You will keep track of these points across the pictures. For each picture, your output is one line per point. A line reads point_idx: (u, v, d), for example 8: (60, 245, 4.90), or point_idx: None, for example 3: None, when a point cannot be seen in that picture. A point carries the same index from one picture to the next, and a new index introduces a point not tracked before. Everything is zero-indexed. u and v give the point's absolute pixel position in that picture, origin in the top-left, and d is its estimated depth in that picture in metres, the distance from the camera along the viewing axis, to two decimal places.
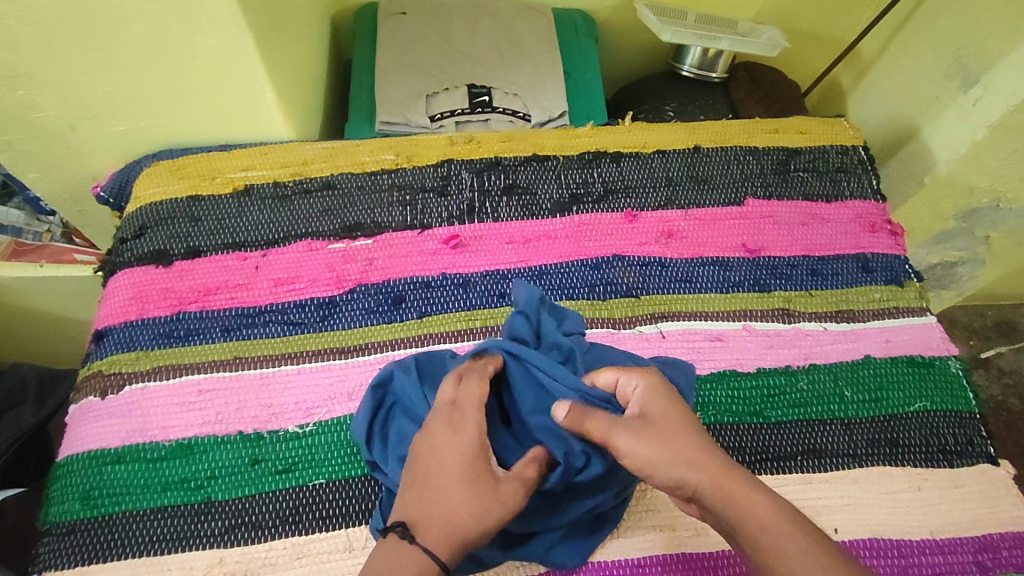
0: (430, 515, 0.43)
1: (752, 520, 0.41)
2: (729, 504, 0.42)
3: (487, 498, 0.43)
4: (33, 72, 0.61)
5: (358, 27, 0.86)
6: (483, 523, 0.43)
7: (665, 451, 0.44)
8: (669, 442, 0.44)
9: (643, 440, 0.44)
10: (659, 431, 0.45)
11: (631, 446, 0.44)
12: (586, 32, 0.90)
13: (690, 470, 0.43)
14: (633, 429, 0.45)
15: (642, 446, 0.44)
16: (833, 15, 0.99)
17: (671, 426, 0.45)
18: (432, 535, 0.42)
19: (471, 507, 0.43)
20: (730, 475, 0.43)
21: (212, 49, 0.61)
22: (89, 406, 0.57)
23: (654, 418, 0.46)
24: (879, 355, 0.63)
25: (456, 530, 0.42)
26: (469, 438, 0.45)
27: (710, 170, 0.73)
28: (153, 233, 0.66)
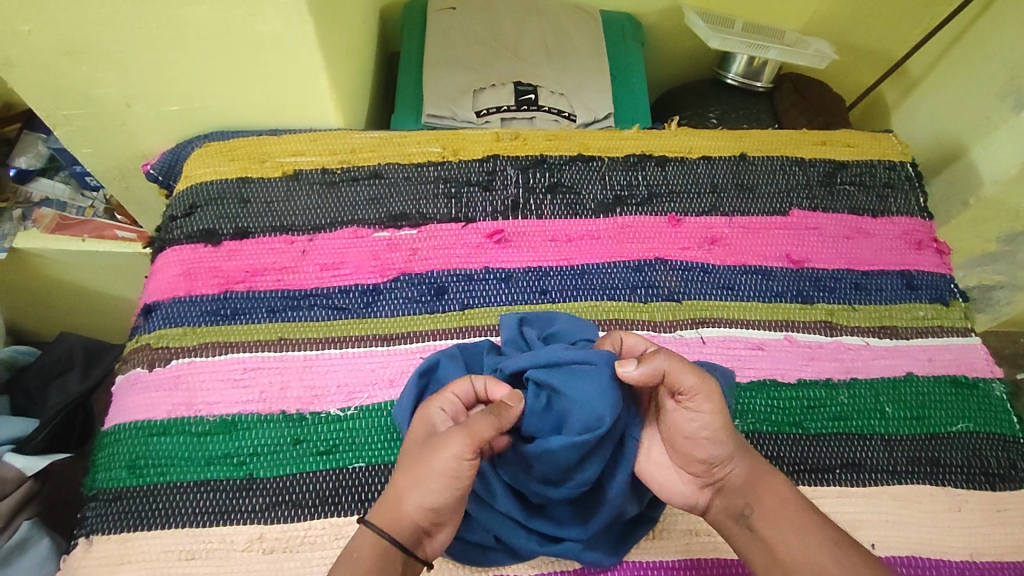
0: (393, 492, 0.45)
1: (774, 510, 0.47)
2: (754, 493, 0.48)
3: (424, 467, 0.44)
4: (98, 48, 0.63)
5: (408, 21, 0.87)
6: (424, 492, 0.44)
7: (725, 423, 0.47)
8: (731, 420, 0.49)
9: (719, 407, 0.47)
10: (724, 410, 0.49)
11: (711, 412, 0.47)
12: (633, 35, 0.90)
13: (737, 448, 0.49)
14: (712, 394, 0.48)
15: (713, 413, 0.47)
16: (882, 29, 0.98)
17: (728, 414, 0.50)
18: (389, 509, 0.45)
19: (413, 478, 0.44)
20: (761, 469, 0.49)
21: (272, 34, 0.62)
22: (137, 376, 0.58)
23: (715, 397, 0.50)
24: (922, 373, 0.63)
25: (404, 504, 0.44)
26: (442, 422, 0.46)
27: (756, 178, 0.73)
28: (203, 212, 0.67)
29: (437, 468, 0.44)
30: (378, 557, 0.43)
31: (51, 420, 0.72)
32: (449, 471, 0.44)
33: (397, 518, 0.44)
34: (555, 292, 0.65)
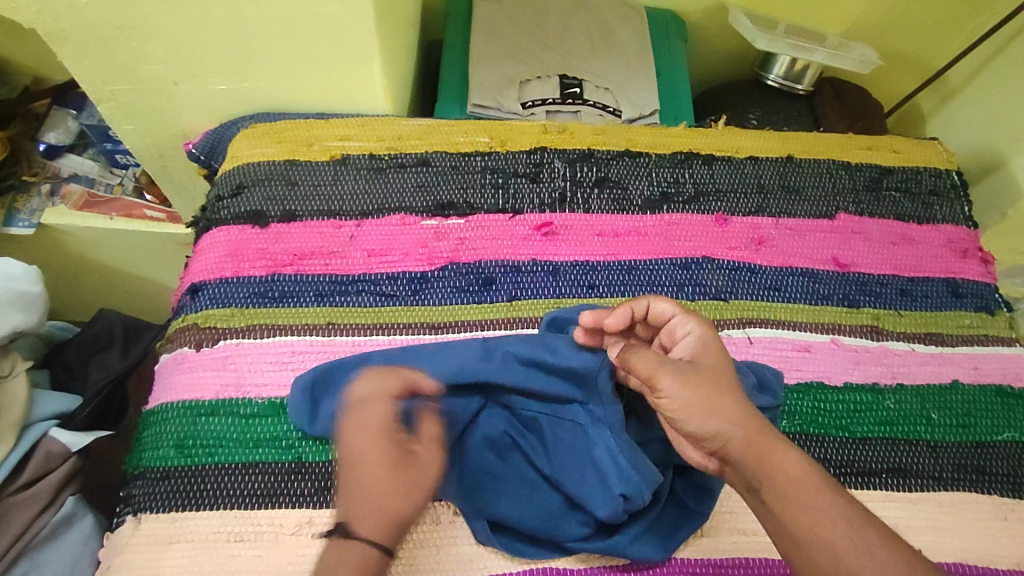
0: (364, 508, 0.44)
1: (794, 485, 0.40)
2: (764, 466, 0.42)
3: (357, 460, 0.46)
4: (152, 22, 0.62)
5: (452, 9, 0.87)
6: (400, 497, 0.45)
7: (706, 398, 0.43)
8: (715, 396, 0.44)
9: (688, 384, 0.44)
10: (712, 378, 0.45)
11: (674, 391, 0.44)
12: (677, 33, 0.89)
13: (727, 420, 0.43)
14: (681, 373, 0.45)
15: (682, 392, 0.44)
16: (923, 38, 0.98)
17: (723, 381, 0.45)
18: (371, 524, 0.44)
19: (364, 481, 0.45)
20: (764, 436, 0.43)
21: (330, 16, 0.61)
22: (184, 355, 0.58)
23: (706, 367, 0.46)
24: (968, 382, 0.63)
25: (382, 507, 0.45)
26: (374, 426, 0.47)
27: (803, 181, 0.73)
28: (250, 193, 0.66)
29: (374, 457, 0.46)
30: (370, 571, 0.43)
31: (93, 398, 0.73)
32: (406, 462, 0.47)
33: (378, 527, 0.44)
34: (602, 287, 0.64)
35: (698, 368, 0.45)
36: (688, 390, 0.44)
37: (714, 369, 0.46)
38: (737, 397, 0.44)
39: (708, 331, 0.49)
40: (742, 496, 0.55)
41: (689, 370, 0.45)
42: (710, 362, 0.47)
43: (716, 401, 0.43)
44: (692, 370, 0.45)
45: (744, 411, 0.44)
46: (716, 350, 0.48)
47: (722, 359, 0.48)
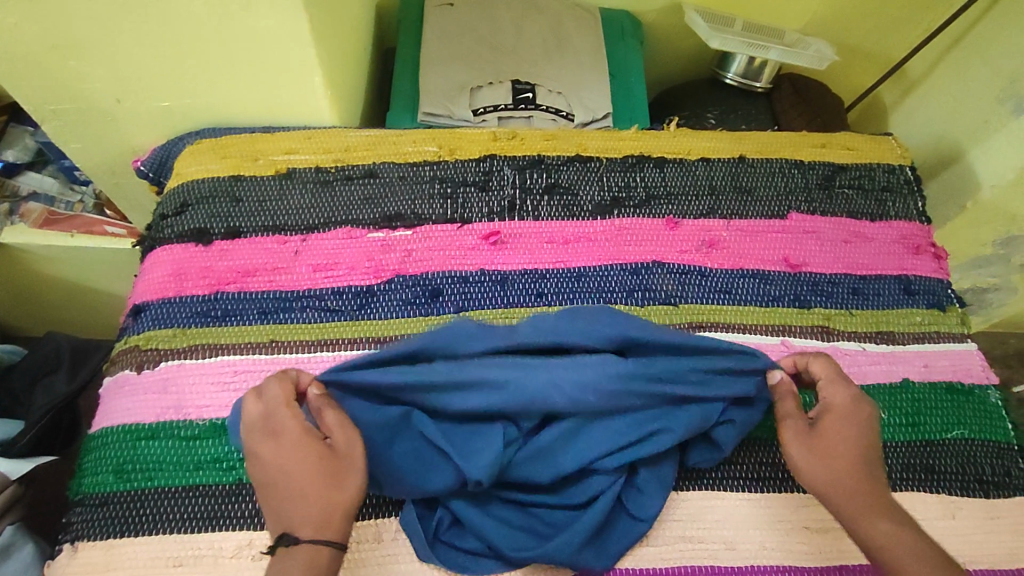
0: (301, 512, 0.44)
1: (889, 542, 0.44)
2: (859, 524, 0.46)
3: (276, 469, 0.46)
4: (87, 41, 0.61)
5: (404, 16, 0.86)
6: (325, 493, 0.45)
7: (824, 462, 0.48)
8: (835, 459, 0.48)
9: (811, 450, 0.49)
10: (835, 443, 0.49)
11: (795, 447, 0.50)
12: (633, 34, 0.89)
13: (836, 482, 0.47)
14: (807, 438, 0.50)
15: (797, 449, 0.49)
16: (882, 30, 0.98)
17: (852, 448, 0.49)
18: (307, 526, 0.44)
19: (291, 489, 0.45)
20: (874, 498, 0.47)
21: (266, 30, 0.61)
22: (125, 379, 0.57)
23: (830, 432, 0.49)
24: (918, 380, 0.63)
25: (313, 506, 0.44)
26: (292, 436, 0.46)
27: (754, 181, 0.72)
28: (194, 211, 0.66)
29: (290, 461, 0.45)
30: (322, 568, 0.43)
31: (37, 422, 0.71)
32: (309, 455, 0.46)
33: (324, 519, 0.44)
34: (550, 296, 0.64)
35: (822, 437, 0.49)
36: (800, 453, 0.49)
37: (840, 437, 0.49)
38: (853, 456, 0.48)
39: (855, 398, 0.51)
40: (687, 503, 0.55)
41: (805, 436, 0.50)
42: (840, 428, 0.50)
43: (830, 463, 0.48)
44: (817, 432, 0.50)
45: (855, 470, 0.48)
46: (866, 418, 0.50)
47: (865, 426, 0.50)
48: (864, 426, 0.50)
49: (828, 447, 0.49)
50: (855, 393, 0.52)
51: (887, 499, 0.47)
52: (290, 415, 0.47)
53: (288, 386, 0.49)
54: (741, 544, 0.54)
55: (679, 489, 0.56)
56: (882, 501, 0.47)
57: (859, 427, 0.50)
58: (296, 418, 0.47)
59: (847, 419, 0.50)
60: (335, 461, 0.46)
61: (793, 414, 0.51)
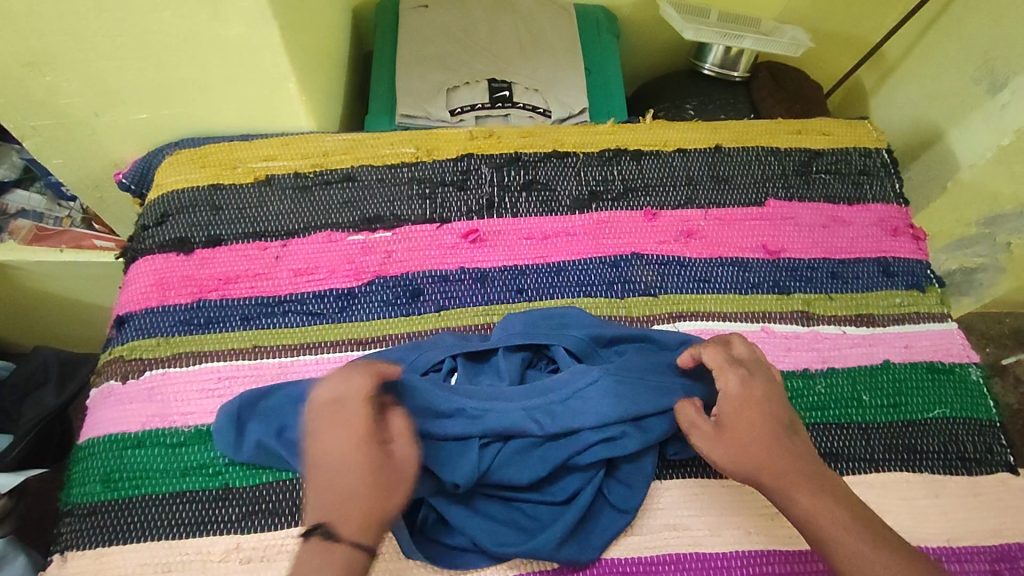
0: (346, 508, 0.43)
1: (819, 519, 0.46)
2: (792, 504, 0.47)
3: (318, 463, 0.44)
4: (61, 56, 0.62)
5: (380, 20, 0.87)
6: (385, 492, 0.44)
7: (742, 451, 0.49)
8: (752, 446, 0.49)
9: (726, 443, 0.50)
10: (741, 430, 0.50)
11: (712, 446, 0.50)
12: (608, 29, 0.90)
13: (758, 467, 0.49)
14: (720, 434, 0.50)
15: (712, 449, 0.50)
16: (858, 15, 0.99)
17: (758, 431, 0.50)
18: (350, 523, 0.42)
19: (339, 479, 0.43)
20: (795, 471, 0.48)
21: (237, 38, 0.61)
22: (110, 389, 0.58)
23: (736, 422, 0.50)
24: (899, 361, 0.63)
25: (360, 505, 0.43)
26: (355, 421, 0.45)
27: (731, 169, 0.73)
28: (175, 221, 0.66)
29: (347, 457, 0.43)
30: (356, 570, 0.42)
31: (24, 437, 0.74)
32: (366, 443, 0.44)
33: (365, 523, 0.42)
34: (531, 291, 0.65)
35: (730, 430, 0.50)
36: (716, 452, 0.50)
37: (748, 428, 0.50)
38: (769, 438, 0.49)
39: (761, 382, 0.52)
40: (670, 492, 0.55)
41: (712, 433, 0.51)
42: (745, 418, 0.50)
43: (749, 453, 0.49)
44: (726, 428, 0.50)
45: (768, 447, 0.49)
46: (761, 397, 0.51)
47: (767, 406, 0.51)
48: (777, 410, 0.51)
49: (734, 437, 0.50)
50: (745, 374, 0.52)
51: (809, 467, 0.49)
52: (358, 405, 0.46)
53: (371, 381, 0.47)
54: (725, 530, 0.54)
55: (662, 478, 0.56)
56: (802, 471, 0.48)
57: (760, 408, 0.51)
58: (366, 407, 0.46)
59: (745, 405, 0.51)
60: (389, 471, 0.44)
61: (697, 417, 0.52)
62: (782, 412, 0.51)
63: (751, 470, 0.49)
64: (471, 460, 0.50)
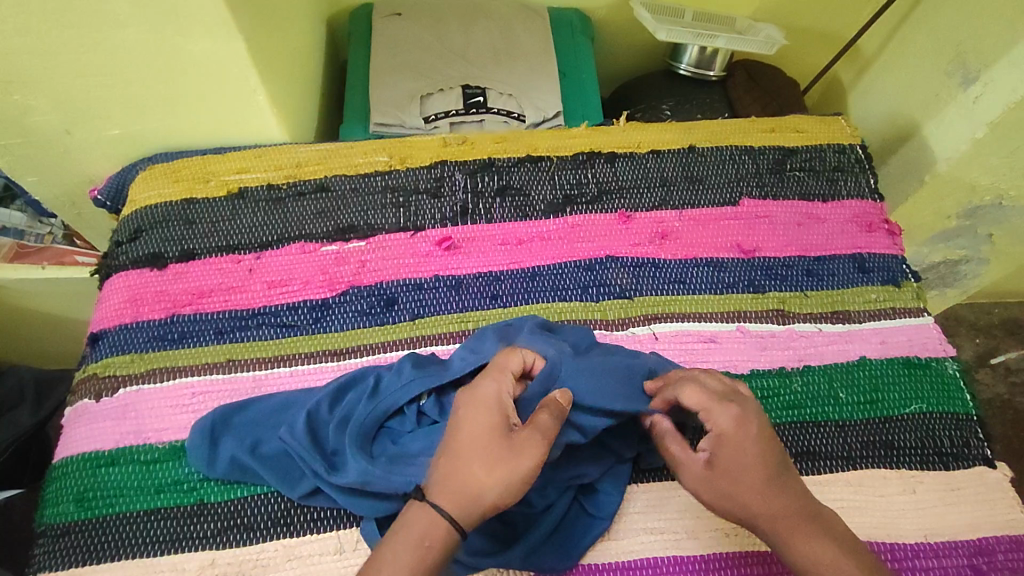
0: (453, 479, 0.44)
1: (809, 562, 0.45)
2: (783, 548, 0.46)
3: (470, 446, 0.45)
4: (28, 74, 0.62)
5: (354, 28, 0.87)
6: (485, 473, 0.43)
7: (732, 498, 0.47)
8: (744, 492, 0.47)
9: (715, 489, 0.48)
10: (734, 476, 0.47)
11: (703, 489, 0.48)
12: (582, 31, 0.90)
13: (749, 512, 0.47)
14: (708, 480, 0.48)
15: (702, 493, 0.48)
16: (832, 11, 0.99)
17: (749, 473, 0.47)
18: (450, 495, 0.43)
19: (454, 449, 0.45)
20: (794, 516, 0.46)
21: (203, 52, 0.61)
22: (84, 408, 0.58)
23: (728, 466, 0.47)
24: (875, 357, 0.63)
25: (462, 477, 0.44)
26: (488, 398, 0.47)
27: (705, 170, 0.73)
28: (148, 236, 0.66)
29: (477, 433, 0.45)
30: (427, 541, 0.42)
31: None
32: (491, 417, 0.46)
33: (455, 499, 0.43)
34: (506, 297, 0.64)
35: (720, 473, 0.48)
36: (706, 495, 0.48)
37: (737, 470, 0.47)
38: (757, 480, 0.47)
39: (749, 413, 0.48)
40: (648, 494, 0.55)
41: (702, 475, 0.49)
42: (734, 458, 0.47)
43: (740, 499, 0.47)
44: (714, 471, 0.48)
45: (761, 493, 0.46)
46: (757, 436, 0.48)
47: (759, 443, 0.48)
48: (767, 445, 0.48)
49: (727, 482, 0.47)
50: (737, 412, 0.48)
51: (807, 510, 0.47)
52: (489, 385, 0.48)
53: (515, 362, 0.50)
54: (702, 532, 0.54)
55: (638, 480, 0.56)
56: (799, 512, 0.46)
57: (753, 449, 0.47)
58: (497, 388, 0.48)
59: (740, 449, 0.47)
60: (501, 450, 0.44)
61: (685, 457, 0.50)
62: (775, 448, 0.48)
63: (746, 515, 0.47)
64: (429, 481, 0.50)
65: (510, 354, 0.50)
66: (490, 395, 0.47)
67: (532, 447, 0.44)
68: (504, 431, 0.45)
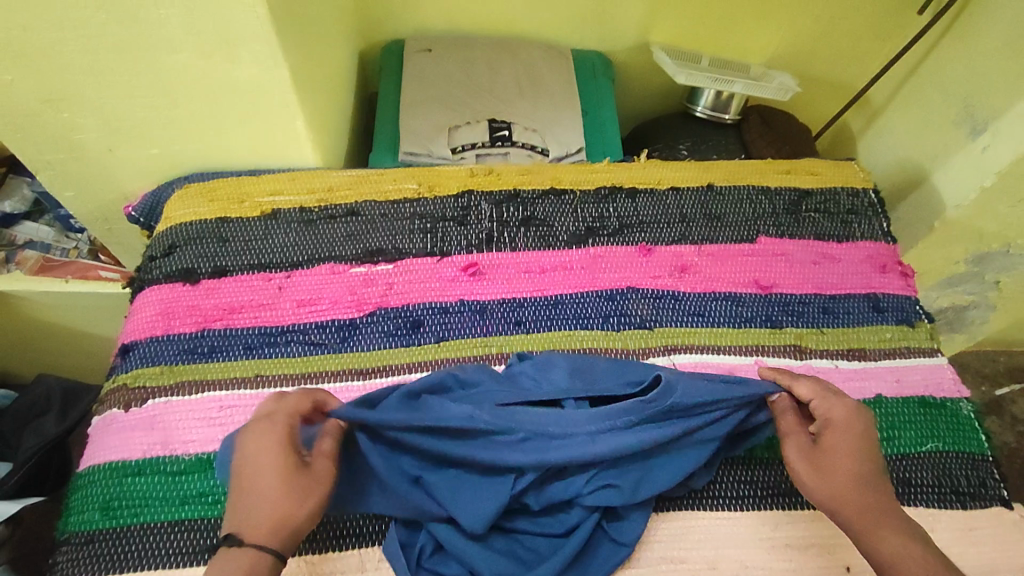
0: (261, 513, 0.44)
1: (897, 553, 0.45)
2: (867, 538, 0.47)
3: (240, 484, 0.45)
4: (80, 94, 0.65)
5: (386, 63, 0.91)
6: (304, 501, 0.45)
7: (830, 474, 0.50)
8: (844, 469, 0.50)
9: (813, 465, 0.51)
10: (835, 456, 0.50)
11: (799, 461, 0.52)
12: (604, 73, 0.94)
13: (845, 490, 0.49)
14: (808, 453, 0.52)
15: (799, 463, 0.52)
16: (843, 61, 1.03)
17: (852, 456, 0.50)
18: (259, 530, 0.43)
19: (266, 487, 0.45)
20: (883, 513, 0.48)
21: (249, 79, 0.64)
22: (112, 417, 0.58)
23: (830, 444, 0.51)
24: (891, 395, 0.64)
25: (269, 511, 0.44)
26: (277, 434, 0.47)
27: (723, 208, 0.75)
28: (182, 252, 0.68)
29: (272, 466, 0.45)
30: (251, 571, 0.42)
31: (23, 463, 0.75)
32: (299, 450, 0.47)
33: (269, 533, 0.43)
34: (530, 323, 0.66)
35: (822, 450, 0.51)
36: (800, 467, 0.51)
37: (840, 450, 0.51)
38: (857, 465, 0.50)
39: (858, 408, 0.54)
40: (668, 523, 0.56)
41: (806, 451, 0.52)
42: (839, 440, 0.51)
43: (836, 477, 0.49)
44: (816, 446, 0.52)
45: (858, 478, 0.49)
46: (864, 430, 0.52)
47: (864, 436, 0.52)
48: (868, 440, 0.52)
49: (831, 462, 0.50)
50: (848, 405, 0.54)
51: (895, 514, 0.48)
52: (279, 420, 0.48)
53: (303, 401, 0.51)
54: (722, 563, 0.54)
55: (660, 510, 0.56)
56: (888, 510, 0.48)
57: (856, 439, 0.51)
58: (287, 423, 0.48)
59: (845, 433, 0.52)
60: (303, 479, 0.46)
61: (793, 430, 0.54)
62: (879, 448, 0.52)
63: (837, 493, 0.49)
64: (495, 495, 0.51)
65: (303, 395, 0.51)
66: (280, 428, 0.47)
67: (326, 475, 0.47)
68: (298, 463, 0.46)
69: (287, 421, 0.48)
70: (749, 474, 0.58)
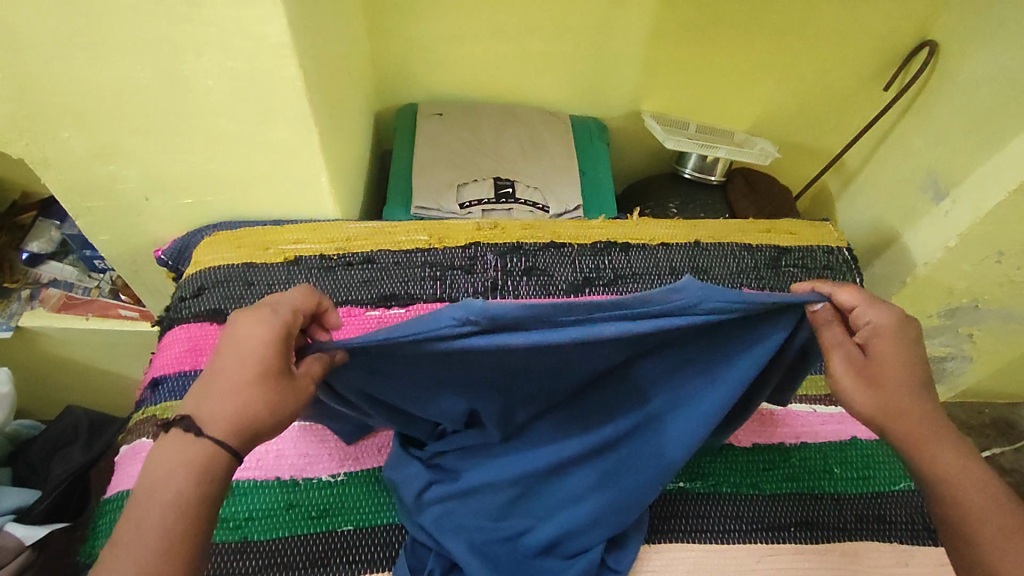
0: (225, 406, 0.43)
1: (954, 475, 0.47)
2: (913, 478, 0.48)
3: (215, 370, 0.44)
4: (128, 149, 0.72)
5: (400, 125, 0.99)
6: (270, 407, 0.44)
7: (881, 389, 0.48)
8: (896, 382, 0.48)
9: (864, 380, 0.48)
10: (887, 370, 0.48)
11: (847, 377, 0.49)
12: (600, 137, 1.03)
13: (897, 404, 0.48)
14: (858, 367, 0.48)
15: (847, 379, 0.49)
16: (819, 130, 1.13)
17: (902, 368, 0.48)
18: (215, 424, 0.43)
19: (236, 378, 0.44)
20: (932, 424, 0.48)
21: (281, 139, 0.72)
22: (141, 446, 0.63)
23: (881, 356, 0.48)
24: (866, 438, 0.68)
25: (231, 407, 0.43)
26: (269, 327, 0.45)
27: (709, 262, 0.81)
28: (210, 293, 0.74)
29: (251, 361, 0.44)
30: (198, 472, 0.42)
31: (53, 490, 0.81)
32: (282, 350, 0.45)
33: (227, 432, 0.43)
34: None
35: (874, 364, 0.48)
36: (850, 383, 0.49)
37: (891, 362, 0.48)
38: (906, 377, 0.48)
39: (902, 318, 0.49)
40: (659, 553, 0.60)
41: (858, 365, 0.49)
42: (890, 352, 0.48)
43: (887, 393, 0.48)
44: (866, 359, 0.49)
45: (909, 392, 0.48)
46: (911, 337, 0.49)
47: (911, 345, 0.49)
48: (913, 349, 0.49)
49: (884, 376, 0.48)
50: (894, 312, 0.50)
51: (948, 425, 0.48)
52: (275, 315, 0.46)
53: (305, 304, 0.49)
54: None
55: (651, 542, 0.60)
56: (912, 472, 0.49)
57: (904, 350, 0.49)
58: (282, 321, 0.46)
59: (896, 345, 0.48)
60: (280, 382, 0.44)
61: (842, 342, 0.49)
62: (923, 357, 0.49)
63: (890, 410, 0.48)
64: (497, 501, 0.57)
65: (305, 295, 0.50)
66: (270, 322, 0.46)
67: (305, 385, 0.45)
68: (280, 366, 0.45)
69: (282, 317, 0.46)
70: (733, 509, 0.63)
